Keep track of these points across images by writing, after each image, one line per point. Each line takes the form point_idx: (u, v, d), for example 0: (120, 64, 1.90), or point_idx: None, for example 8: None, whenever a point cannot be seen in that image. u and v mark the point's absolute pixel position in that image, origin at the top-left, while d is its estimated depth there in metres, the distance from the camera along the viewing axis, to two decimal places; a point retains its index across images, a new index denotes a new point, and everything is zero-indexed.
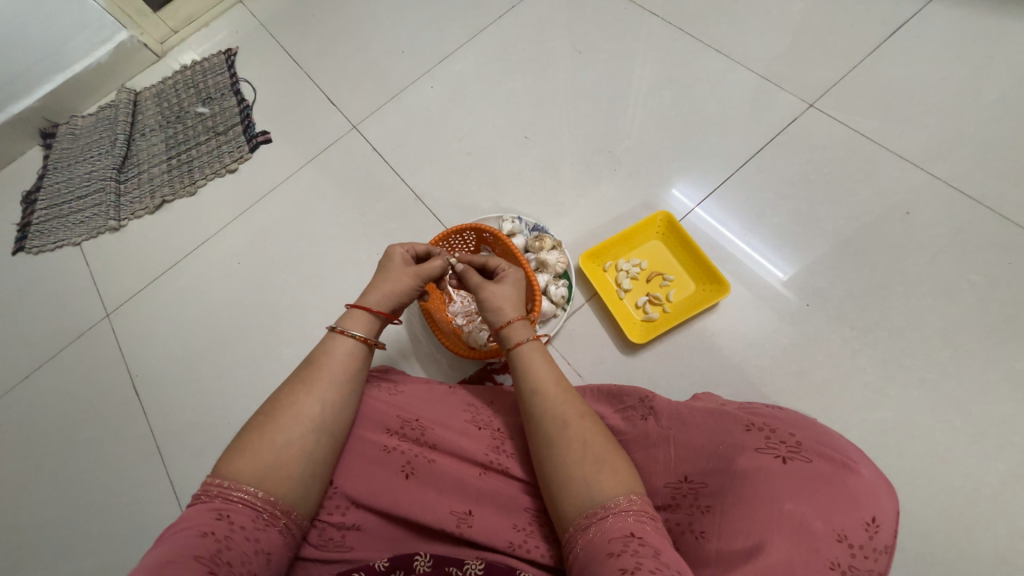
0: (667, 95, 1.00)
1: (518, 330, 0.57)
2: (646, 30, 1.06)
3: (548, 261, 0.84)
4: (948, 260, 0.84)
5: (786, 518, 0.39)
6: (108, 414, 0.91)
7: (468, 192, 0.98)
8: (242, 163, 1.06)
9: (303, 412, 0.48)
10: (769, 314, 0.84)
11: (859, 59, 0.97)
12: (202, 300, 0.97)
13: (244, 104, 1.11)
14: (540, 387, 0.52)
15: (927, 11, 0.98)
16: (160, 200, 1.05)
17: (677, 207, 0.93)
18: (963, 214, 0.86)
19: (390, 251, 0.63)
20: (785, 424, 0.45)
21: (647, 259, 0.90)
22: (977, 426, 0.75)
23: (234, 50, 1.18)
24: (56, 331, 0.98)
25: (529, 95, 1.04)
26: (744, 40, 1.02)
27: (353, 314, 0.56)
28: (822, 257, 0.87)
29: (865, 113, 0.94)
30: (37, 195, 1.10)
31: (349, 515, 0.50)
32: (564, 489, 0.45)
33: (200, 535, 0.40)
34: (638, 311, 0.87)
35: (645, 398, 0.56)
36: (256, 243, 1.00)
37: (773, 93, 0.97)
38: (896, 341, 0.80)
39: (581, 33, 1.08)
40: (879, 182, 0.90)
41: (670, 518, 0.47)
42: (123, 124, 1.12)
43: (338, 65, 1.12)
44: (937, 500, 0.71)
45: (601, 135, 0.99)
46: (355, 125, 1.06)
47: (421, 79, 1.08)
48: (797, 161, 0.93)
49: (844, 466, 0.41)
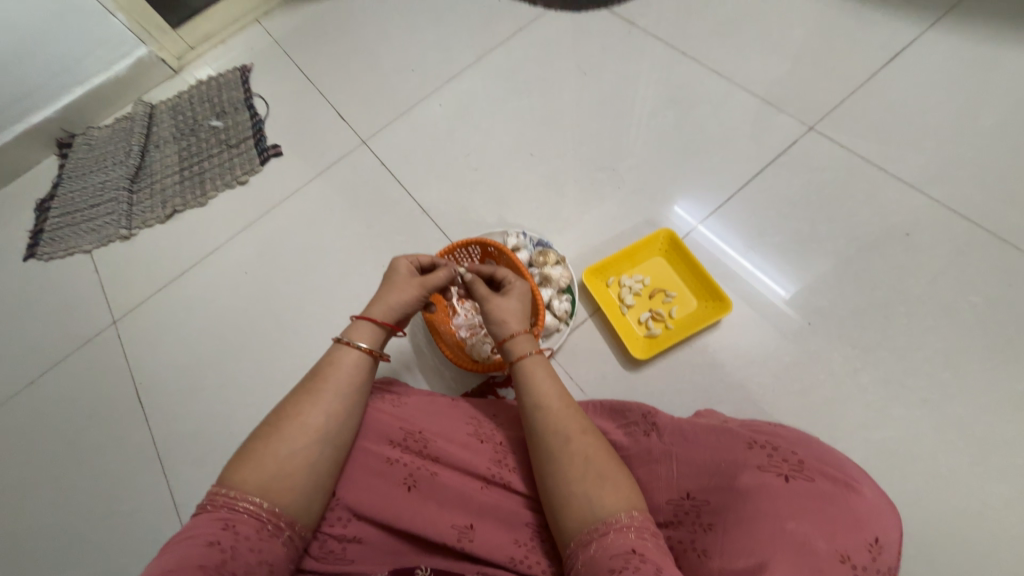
0: (670, 115, 1.03)
1: (521, 344, 0.58)
2: (650, 53, 1.08)
3: (552, 275, 0.85)
4: (949, 281, 0.84)
5: (786, 537, 0.39)
6: (110, 421, 0.91)
7: (473, 206, 0.99)
8: (253, 175, 1.09)
9: (309, 423, 0.48)
10: (771, 332, 0.85)
11: (858, 84, 1.00)
12: (208, 309, 0.98)
13: (257, 118, 1.14)
14: (542, 401, 0.52)
15: (923, 38, 1.01)
16: (171, 210, 1.07)
17: (679, 224, 0.94)
18: (962, 236, 0.87)
19: (398, 263, 0.64)
20: (787, 443, 0.46)
21: (650, 275, 0.91)
22: (981, 449, 0.74)
23: (249, 66, 1.22)
24: (62, 338, 0.99)
25: (535, 113, 1.06)
26: (745, 63, 1.05)
27: (359, 325, 0.57)
28: (824, 276, 0.88)
29: (864, 136, 0.96)
30: (51, 203, 1.12)
31: (350, 527, 0.49)
32: (565, 505, 0.45)
33: (206, 545, 0.40)
34: (641, 327, 0.87)
35: (649, 414, 0.57)
36: (263, 253, 1.01)
37: (774, 116, 1.00)
38: (898, 361, 0.81)
39: (586, 54, 1.10)
40: (879, 203, 0.91)
41: (673, 535, 0.47)
42: (138, 136, 1.15)
43: (349, 82, 1.15)
44: (941, 523, 0.71)
45: (605, 153, 1.01)
46: (364, 140, 1.09)
47: (429, 97, 1.11)
48: (798, 181, 0.94)
49: (846, 485, 0.42)
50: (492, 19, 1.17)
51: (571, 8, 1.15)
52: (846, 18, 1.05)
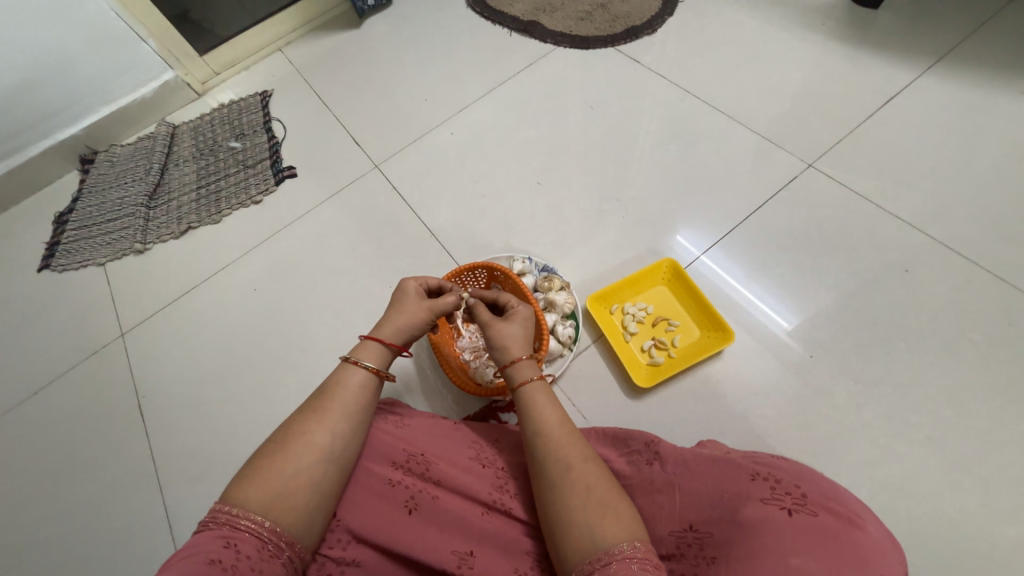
0: (674, 149, 1.06)
1: (524, 369, 0.58)
2: (654, 90, 1.13)
3: (556, 301, 0.86)
4: (949, 318, 0.85)
5: (789, 572, 0.37)
6: (110, 435, 0.91)
7: (480, 231, 1.02)
8: (267, 195, 1.12)
9: (315, 442, 0.49)
10: (773, 364, 0.85)
11: (855, 124, 1.03)
12: (215, 324, 0.99)
13: (274, 141, 1.18)
14: (545, 427, 0.53)
15: (917, 83, 1.05)
16: (186, 226, 1.10)
17: (682, 254, 0.96)
18: (961, 274, 0.88)
19: (406, 285, 0.66)
20: (790, 476, 0.46)
21: (652, 303, 0.92)
22: (987, 489, 0.73)
23: (270, 92, 1.27)
24: (69, 349, 1.00)
25: (542, 143, 1.10)
26: (746, 102, 1.09)
27: (366, 345, 0.58)
28: (825, 309, 0.88)
29: (862, 174, 0.99)
30: (69, 216, 1.15)
31: (350, 550, 0.49)
32: (567, 533, 0.45)
33: (207, 562, 0.39)
34: (644, 355, 0.88)
35: (651, 443, 0.58)
36: (273, 271, 1.03)
37: (774, 152, 1.03)
38: (901, 397, 0.80)
39: (593, 89, 1.15)
40: (878, 239, 0.93)
41: (676, 568, 0.47)
42: (159, 154, 1.19)
43: (364, 109, 1.20)
44: (949, 565, 0.69)
45: (610, 183, 1.04)
46: (376, 165, 1.12)
47: (441, 125, 1.15)
48: (798, 216, 0.97)
49: (850, 521, 0.41)
50: (503, 54, 1.22)
51: (579, 46, 1.21)
52: (843, 62, 1.10)
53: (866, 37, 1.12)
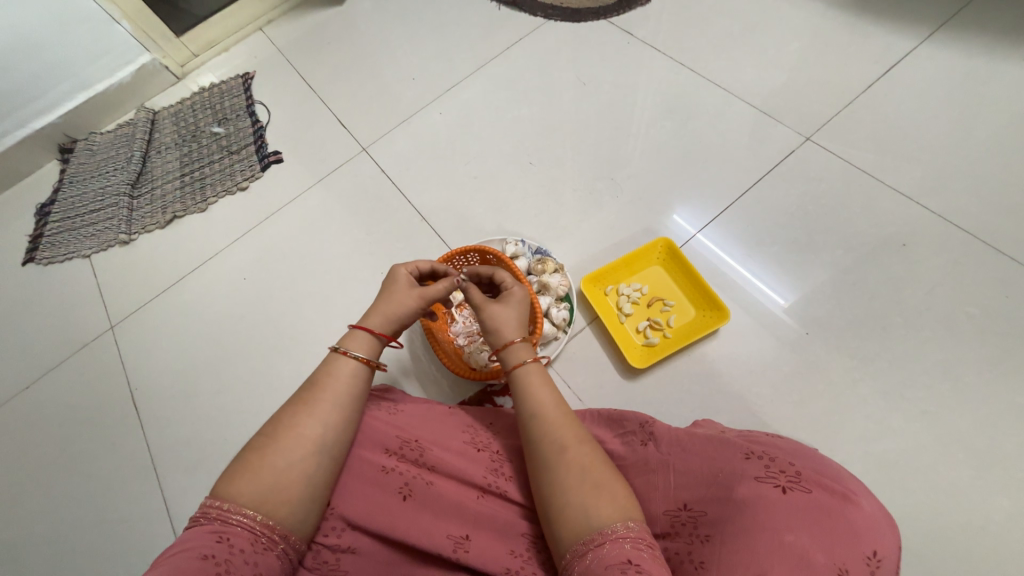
0: (669, 124, 1.04)
1: (520, 351, 0.58)
2: (648, 64, 1.10)
3: (550, 283, 0.85)
4: (946, 291, 0.84)
5: (784, 549, 0.37)
6: (106, 428, 0.91)
7: (472, 214, 1.00)
8: (252, 181, 1.09)
9: (306, 435, 0.48)
10: (769, 341, 0.85)
11: (854, 96, 1.01)
12: (205, 315, 0.98)
13: (258, 126, 1.15)
14: (540, 410, 0.52)
15: (917, 52, 1.02)
16: (172, 214, 1.07)
17: (678, 233, 0.95)
18: (959, 248, 0.87)
19: (396, 272, 0.64)
20: (785, 454, 0.45)
21: (647, 284, 0.91)
22: (980, 461, 0.74)
23: (252, 73, 1.23)
24: (58, 342, 0.98)
25: (534, 122, 1.07)
26: (743, 75, 1.06)
27: (355, 334, 0.57)
28: (822, 285, 0.88)
29: (861, 148, 0.96)
30: (50, 208, 1.12)
31: (345, 537, 0.49)
32: (562, 515, 0.45)
33: (200, 558, 0.39)
34: (638, 336, 0.87)
35: (645, 424, 0.57)
36: (262, 259, 1.01)
37: (771, 126, 1.00)
38: (897, 371, 0.80)
39: (585, 63, 1.12)
40: (877, 214, 0.91)
41: (670, 546, 0.46)
42: (140, 142, 1.16)
43: (351, 90, 1.16)
44: (941, 538, 0.70)
45: (604, 162, 1.02)
46: (364, 148, 1.09)
47: (429, 106, 1.12)
48: (795, 192, 0.95)
49: (844, 498, 0.41)
50: (493, 29, 1.18)
51: (570, 19, 1.17)
52: (841, 31, 1.07)
53: (867, 4, 1.08)
